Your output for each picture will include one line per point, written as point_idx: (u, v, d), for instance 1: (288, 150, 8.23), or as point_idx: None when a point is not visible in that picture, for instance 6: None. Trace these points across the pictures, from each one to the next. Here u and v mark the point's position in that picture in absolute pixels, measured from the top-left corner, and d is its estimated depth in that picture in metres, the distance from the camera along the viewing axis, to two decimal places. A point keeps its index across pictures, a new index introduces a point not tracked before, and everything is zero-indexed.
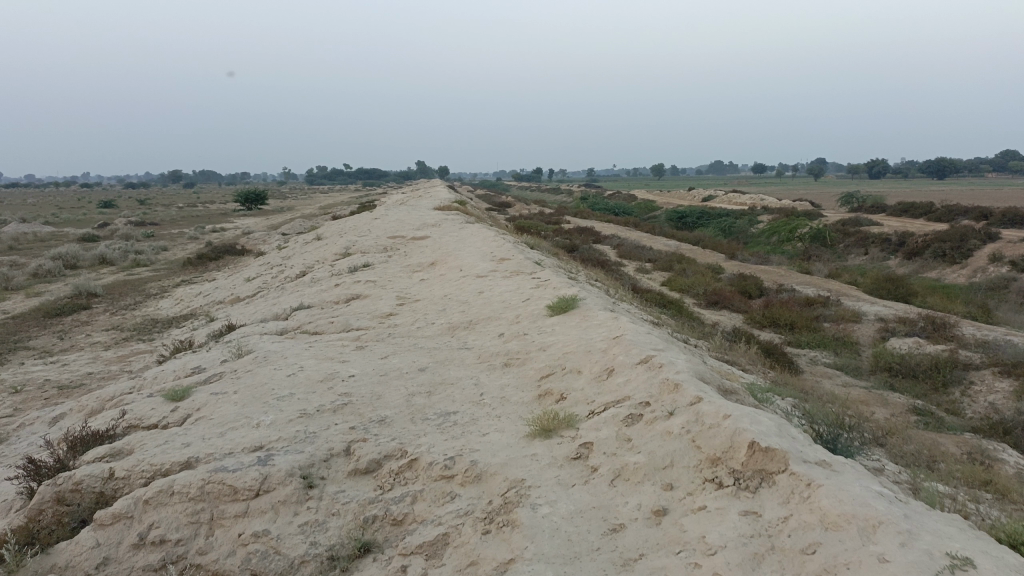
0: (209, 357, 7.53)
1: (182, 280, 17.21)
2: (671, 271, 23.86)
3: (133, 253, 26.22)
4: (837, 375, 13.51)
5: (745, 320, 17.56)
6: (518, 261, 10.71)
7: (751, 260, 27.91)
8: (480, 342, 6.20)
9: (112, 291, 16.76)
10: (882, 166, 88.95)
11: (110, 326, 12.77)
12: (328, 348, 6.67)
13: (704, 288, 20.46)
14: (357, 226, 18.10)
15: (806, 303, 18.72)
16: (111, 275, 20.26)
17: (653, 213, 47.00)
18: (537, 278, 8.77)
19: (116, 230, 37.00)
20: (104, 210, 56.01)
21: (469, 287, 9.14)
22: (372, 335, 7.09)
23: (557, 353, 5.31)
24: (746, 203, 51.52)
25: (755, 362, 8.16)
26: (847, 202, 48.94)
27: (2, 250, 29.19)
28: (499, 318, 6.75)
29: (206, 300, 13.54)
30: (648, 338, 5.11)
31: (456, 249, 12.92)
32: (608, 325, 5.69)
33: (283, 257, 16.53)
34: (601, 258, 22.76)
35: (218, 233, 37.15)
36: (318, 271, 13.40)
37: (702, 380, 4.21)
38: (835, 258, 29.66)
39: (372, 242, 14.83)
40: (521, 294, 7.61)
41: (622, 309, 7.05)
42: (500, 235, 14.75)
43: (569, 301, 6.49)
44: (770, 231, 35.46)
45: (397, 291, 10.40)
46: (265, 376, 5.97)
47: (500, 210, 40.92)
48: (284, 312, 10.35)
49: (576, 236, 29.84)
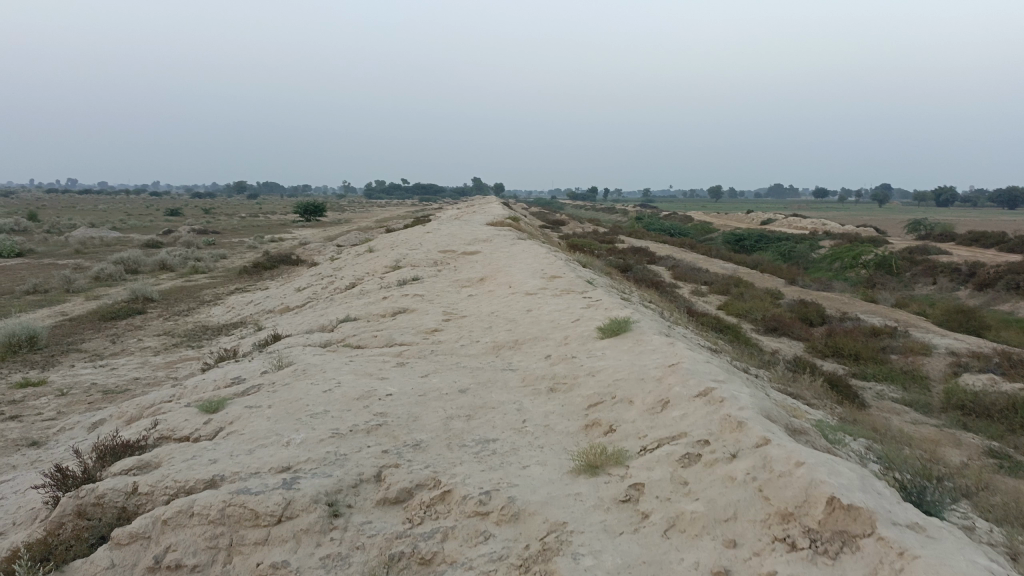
0: (250, 367, 7.36)
1: (235, 288, 17.31)
2: (727, 295, 23.16)
3: (192, 259, 26.72)
4: (904, 411, 12.76)
5: (806, 348, 16.84)
6: (570, 280, 10.37)
7: (812, 286, 26.98)
8: (525, 364, 5.86)
9: (167, 297, 16.96)
10: (951, 194, 85.87)
11: (161, 331, 12.85)
12: (369, 363, 6.41)
13: (763, 314, 19.76)
14: (409, 240, 18.01)
15: (871, 333, 17.88)
16: (168, 280, 20.60)
17: (710, 235, 46.12)
18: (588, 298, 8.40)
19: (179, 237, 37.91)
20: (169, 217, 57.63)
21: (518, 304, 8.83)
22: (414, 351, 6.81)
23: (607, 380, 4.93)
24: (807, 227, 50.14)
25: (819, 396, 7.64)
26: (915, 229, 47.20)
27: (69, 254, 30.06)
28: (547, 339, 6.40)
29: (256, 309, 13.53)
30: (707, 367, 4.70)
31: (507, 265, 12.65)
32: (663, 351, 5.29)
33: (334, 268, 16.51)
34: (655, 279, 22.23)
35: (275, 242, 37.70)
36: (367, 283, 13.26)
37: (767, 419, 3.80)
38: (900, 287, 28.48)
39: (423, 256, 14.67)
40: (571, 314, 7.25)
41: (678, 334, 6.64)
42: (552, 252, 14.43)
43: (621, 324, 6.11)
44: (832, 257, 34.33)
45: (444, 306, 10.14)
46: (301, 390, 5.74)
47: (554, 228, 40.64)
48: (330, 324, 10.20)
49: (630, 256, 29.33)
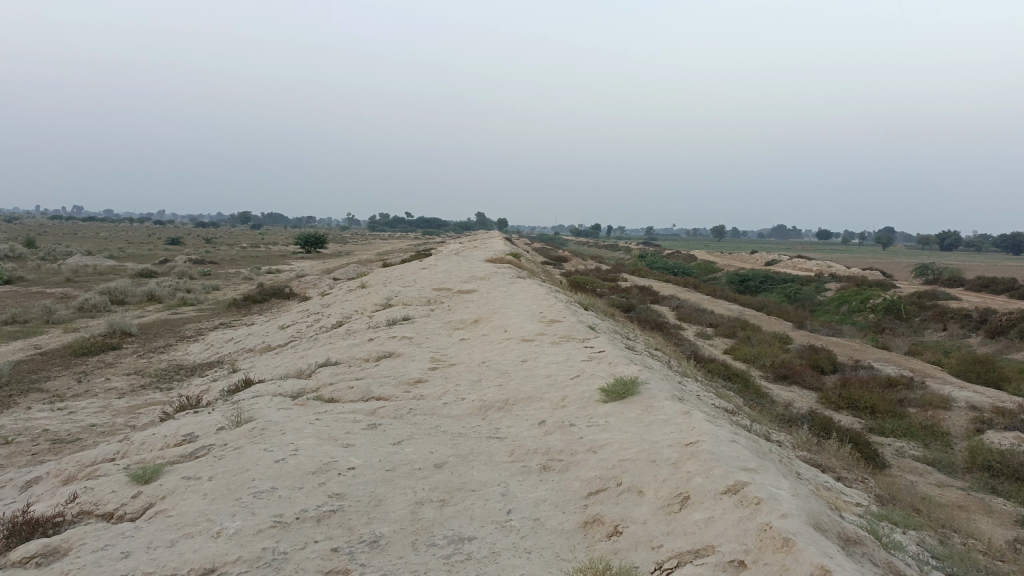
0: (206, 421, 6.53)
1: (220, 324, 16.49)
2: (734, 338, 22.30)
3: (182, 291, 25.96)
4: (927, 472, 11.84)
5: (818, 399, 15.97)
6: (570, 325, 9.58)
7: (820, 331, 26.14)
8: (516, 431, 5.02)
9: (147, 331, 16.13)
10: (955, 238, 85.31)
11: (132, 370, 12.02)
12: (336, 423, 5.57)
13: (772, 359, 18.91)
14: (403, 276, 17.24)
15: (887, 384, 16.99)
16: (153, 313, 19.80)
17: (714, 275, 45.46)
18: (589, 348, 7.60)
19: (174, 267, 37.20)
20: (168, 247, 57.02)
21: (512, 353, 8.00)
22: (390, 408, 5.97)
23: (612, 459, 4.09)
24: (812, 269, 49.37)
25: (848, 467, 6.76)
26: (922, 273, 46.37)
27: (59, 282, 29.38)
28: (542, 400, 5.57)
29: (235, 347, 12.70)
30: (734, 448, 3.88)
31: (504, 307, 11.85)
32: (677, 424, 4.46)
33: (323, 303, 15.73)
34: (659, 320, 21.44)
35: (272, 274, 36.99)
36: (355, 322, 12.48)
37: (819, 531, 2.96)
38: (910, 333, 27.65)
39: (416, 294, 13.90)
40: (570, 369, 6.43)
41: (693, 397, 5.80)
42: (553, 293, 13.66)
43: (628, 386, 5.27)
44: (839, 299, 33.55)
45: (433, 351, 9.30)
46: (252, 457, 4.90)
47: (556, 265, 39.91)
48: (308, 368, 9.37)
49: (633, 295, 28.54)
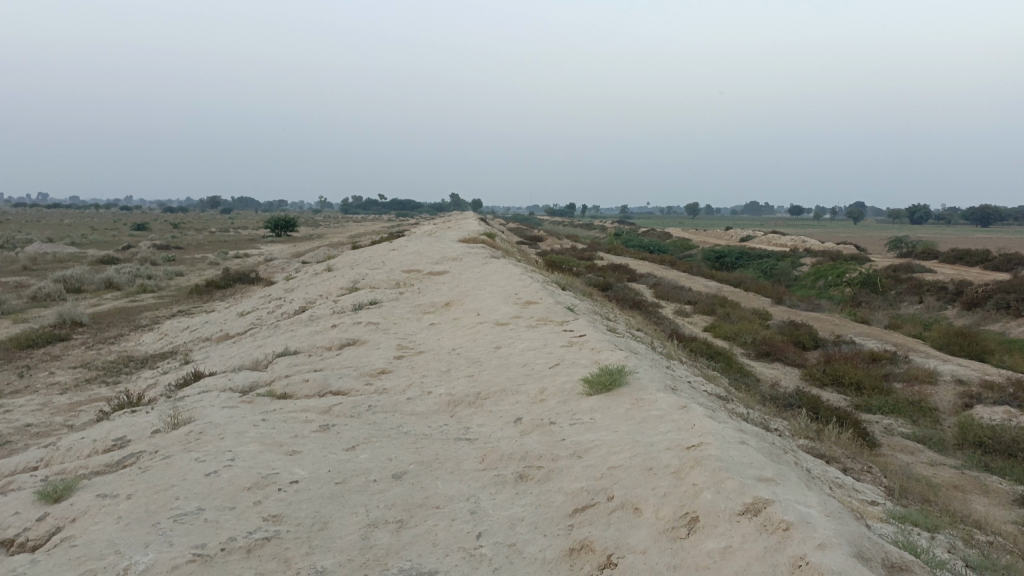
0: (141, 424, 5.82)
1: (178, 312, 15.65)
2: (713, 316, 21.82)
3: (143, 277, 24.97)
4: (918, 451, 11.41)
5: (802, 377, 15.54)
6: (547, 307, 8.95)
7: (799, 306, 25.81)
8: (488, 431, 4.39)
9: (100, 321, 15.24)
10: (925, 212, 85.86)
11: (79, 363, 11.20)
12: (285, 425, 4.89)
13: (753, 336, 18.47)
14: (372, 258, 16.47)
15: (870, 359, 16.63)
16: (109, 301, 18.85)
17: (689, 251, 45.12)
18: (569, 332, 6.98)
19: (138, 253, 36.02)
20: (134, 233, 55.47)
21: (485, 339, 7.35)
22: (347, 405, 5.30)
23: (601, 467, 3.47)
24: (787, 245, 49.21)
25: (850, 456, 6.22)
26: (896, 246, 46.35)
27: (15, 270, 28.19)
28: (517, 394, 4.93)
29: (191, 337, 11.92)
30: (747, 453, 3.29)
31: (476, 288, 11.18)
32: (674, 421, 3.85)
33: (287, 288, 14.97)
34: (637, 298, 20.93)
35: (240, 259, 35.95)
36: (319, 307, 11.76)
37: (865, 564, 2.38)
38: (887, 306, 27.42)
39: (384, 276, 13.19)
40: (549, 356, 5.80)
41: (686, 386, 5.20)
42: (527, 272, 13.04)
43: (615, 376, 4.64)
44: (816, 274, 33.31)
45: (400, 337, 8.64)
46: (181, 470, 4.21)
47: (531, 244, 39.23)
48: (265, 359, 8.64)
49: (610, 274, 28.02)
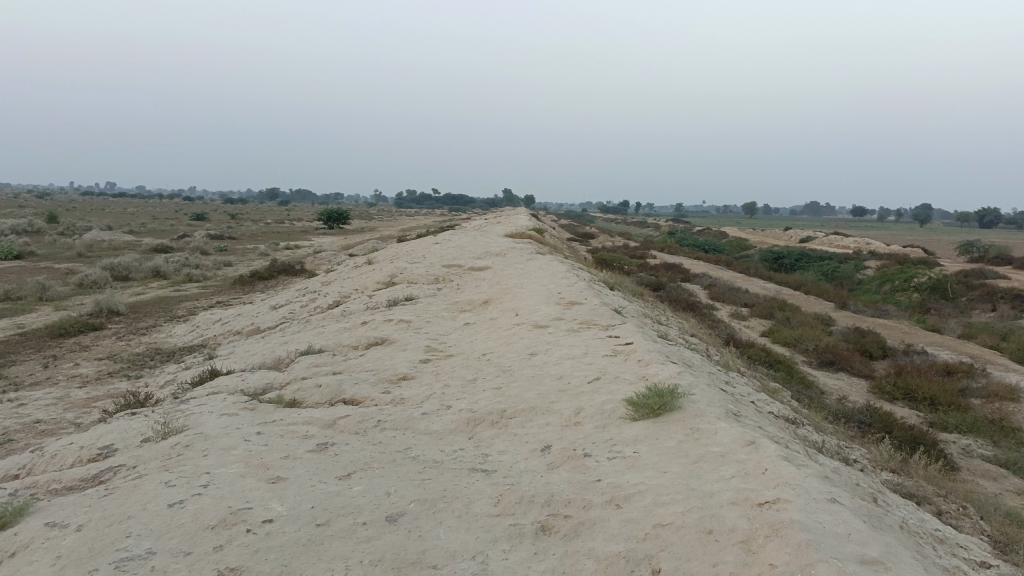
0: (133, 430, 5.24)
1: (216, 303, 15.28)
2: (772, 320, 20.66)
3: (190, 266, 24.89)
4: (1003, 476, 10.27)
5: (869, 389, 14.40)
6: (592, 309, 8.17)
7: (864, 311, 24.38)
8: (509, 460, 3.65)
9: (138, 310, 14.95)
10: (998, 215, 81.66)
11: (107, 354, 10.84)
12: (278, 442, 4.22)
13: (815, 343, 17.33)
14: (412, 252, 15.86)
15: (944, 372, 15.36)
16: (152, 291, 18.65)
17: (746, 252, 43.57)
18: (615, 339, 6.19)
19: (191, 242, 36.21)
20: (192, 222, 56.27)
21: (521, 343, 6.61)
22: (353, 419, 4.61)
23: (645, 524, 2.69)
24: (849, 247, 47.15)
25: (943, 494, 5.28)
26: (967, 250, 43.96)
27: (71, 257, 28.47)
28: (548, 415, 4.17)
29: (221, 330, 11.48)
30: (842, 522, 2.49)
31: (517, 286, 10.43)
32: (740, 464, 3.04)
33: (325, 280, 14.48)
34: (691, 300, 19.94)
35: (290, 250, 35.90)
36: (353, 302, 11.20)
37: None
38: (959, 313, 25.75)
39: (423, 271, 12.57)
40: (590, 368, 5.02)
41: (751, 410, 4.38)
42: (574, 269, 12.26)
43: (665, 398, 3.84)
44: (881, 277, 31.66)
45: (430, 338, 7.97)
46: (146, 496, 3.56)
47: (582, 241, 38.27)
48: (287, 358, 8.07)
49: (663, 273, 27.02)
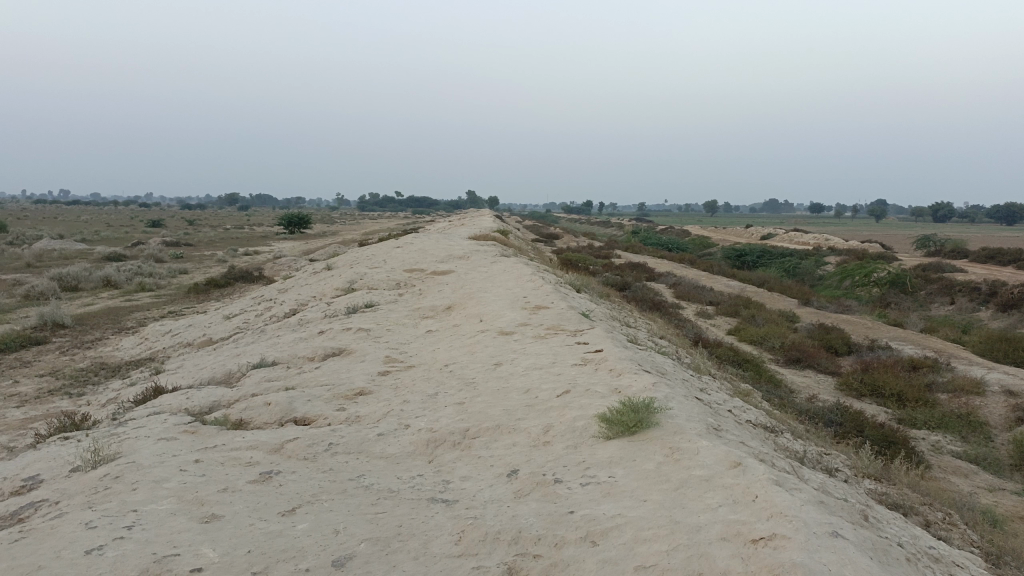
0: (61, 459, 4.78)
1: (168, 313, 14.65)
2: (738, 318, 20.60)
3: (143, 274, 24.08)
4: (974, 472, 10.19)
5: (837, 386, 14.33)
6: (558, 313, 7.87)
7: (828, 307, 24.49)
8: (474, 487, 3.30)
9: (84, 322, 14.26)
10: (951, 209, 83.46)
11: (48, 370, 10.24)
12: (217, 473, 3.83)
13: (781, 341, 17.27)
14: (373, 256, 15.40)
15: (909, 367, 15.37)
16: (101, 301, 17.90)
17: (709, 250, 43.75)
18: (584, 346, 5.89)
19: (147, 250, 35.13)
20: (149, 229, 54.84)
21: (484, 352, 6.28)
22: (302, 443, 4.23)
23: (627, 565, 2.35)
24: (809, 244, 47.62)
25: (926, 501, 5.07)
26: (924, 244, 44.68)
27: (18, 267, 27.36)
28: (514, 434, 3.84)
29: (172, 342, 10.94)
30: (848, 562, 2.21)
31: (481, 291, 10.10)
32: (727, 491, 2.74)
33: (283, 288, 13.98)
34: (657, 299, 19.77)
35: (249, 256, 35.03)
36: (310, 310, 10.75)
37: None
38: (919, 307, 26.01)
39: (384, 276, 12.15)
40: (559, 380, 4.69)
41: (731, 422, 4.10)
42: (538, 271, 11.95)
43: (641, 414, 3.53)
44: (842, 273, 31.92)
45: (390, 347, 7.59)
46: (61, 539, 3.13)
47: (547, 241, 38.02)
48: (238, 371, 7.62)
49: (628, 273, 26.88)
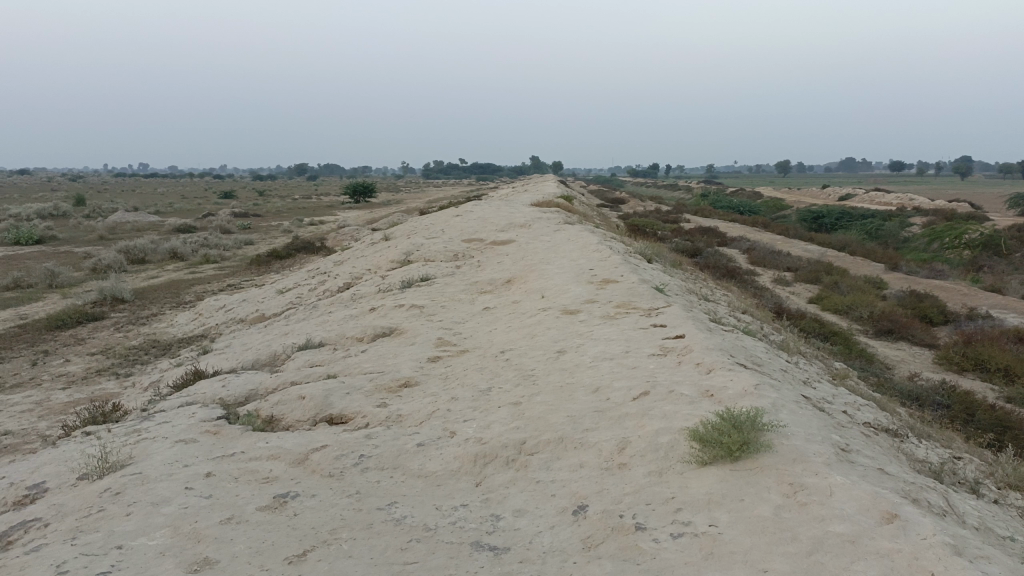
0: (71, 461, 4.25)
1: (226, 287, 14.35)
2: (818, 286, 19.28)
3: (208, 246, 24.13)
4: None
5: (935, 360, 13.06)
6: (629, 288, 7.06)
7: (917, 272, 22.80)
8: (529, 529, 2.56)
9: (143, 297, 14.06)
10: None
11: (101, 348, 9.95)
12: (226, 495, 3.19)
13: (869, 310, 15.99)
14: (432, 225, 14.80)
15: (1016, 338, 13.94)
16: (164, 273, 17.84)
17: (783, 213, 41.83)
18: (661, 330, 5.08)
19: (216, 221, 35.38)
20: (220, 200, 55.66)
21: (547, 335, 5.53)
22: (330, 454, 3.57)
23: None
24: (891, 204, 45.08)
25: None
26: (1017, 203, 41.70)
27: (92, 240, 27.81)
28: (581, 451, 3.09)
29: (224, 318, 10.55)
30: None
31: (543, 263, 9.33)
32: (886, 564, 1.95)
33: (340, 259, 13.50)
34: (731, 266, 18.65)
35: (314, 226, 34.94)
36: (363, 284, 10.19)
37: None
38: (1017, 270, 24.02)
39: (441, 246, 11.51)
40: (634, 375, 3.91)
41: (857, 435, 3.27)
42: (605, 240, 11.12)
43: (745, 433, 2.73)
44: (929, 234, 29.90)
45: (444, 326, 6.91)
46: None
47: (612, 207, 36.83)
48: (284, 353, 7.09)
49: (699, 238, 25.69)
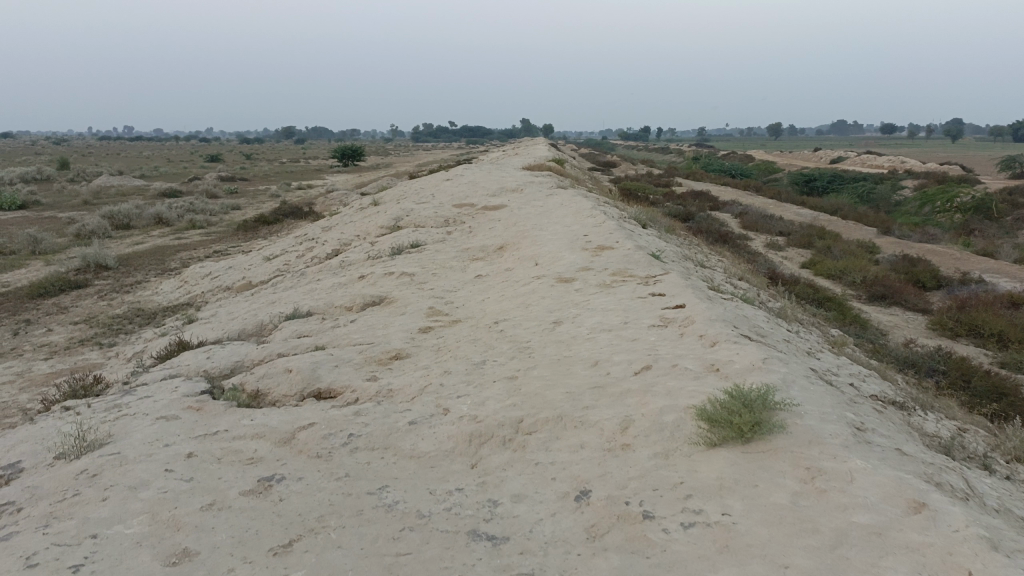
0: (47, 440, 4.07)
1: (212, 253, 14.08)
2: (811, 250, 19.16)
3: (194, 211, 23.73)
4: None
5: (928, 326, 12.99)
6: (625, 255, 6.89)
7: (909, 236, 22.70)
8: (529, 516, 2.41)
9: (128, 264, 13.77)
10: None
11: (84, 317, 9.73)
12: (208, 478, 3.02)
13: (862, 274, 15.89)
14: (422, 190, 14.53)
15: (1010, 303, 13.88)
16: (149, 240, 17.50)
17: (775, 176, 41.58)
18: (660, 299, 4.92)
19: (202, 185, 34.85)
20: (207, 164, 54.84)
21: (542, 305, 5.37)
22: (318, 433, 3.41)
23: None
24: (883, 167, 44.86)
25: None
26: (1009, 166, 41.58)
27: (76, 205, 27.32)
28: (582, 431, 2.94)
29: (210, 286, 10.32)
30: None
31: (536, 228, 9.12)
32: (917, 562, 1.80)
33: (328, 225, 13.23)
34: (724, 231, 18.48)
35: (302, 191, 34.47)
36: (352, 251, 9.97)
37: None
38: (1009, 233, 23.95)
39: (432, 212, 11.27)
40: (634, 348, 3.76)
41: (869, 411, 3.14)
42: (599, 205, 10.91)
43: (757, 412, 2.57)
44: (921, 197, 29.78)
45: (435, 295, 6.73)
46: None
47: (604, 170, 36.46)
48: (270, 323, 6.90)
49: (691, 202, 25.47)
